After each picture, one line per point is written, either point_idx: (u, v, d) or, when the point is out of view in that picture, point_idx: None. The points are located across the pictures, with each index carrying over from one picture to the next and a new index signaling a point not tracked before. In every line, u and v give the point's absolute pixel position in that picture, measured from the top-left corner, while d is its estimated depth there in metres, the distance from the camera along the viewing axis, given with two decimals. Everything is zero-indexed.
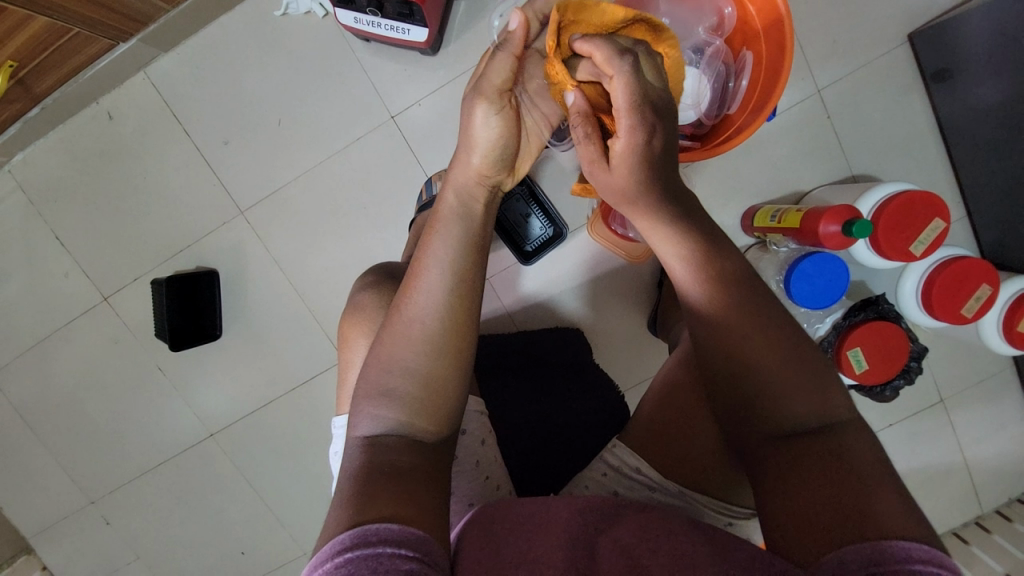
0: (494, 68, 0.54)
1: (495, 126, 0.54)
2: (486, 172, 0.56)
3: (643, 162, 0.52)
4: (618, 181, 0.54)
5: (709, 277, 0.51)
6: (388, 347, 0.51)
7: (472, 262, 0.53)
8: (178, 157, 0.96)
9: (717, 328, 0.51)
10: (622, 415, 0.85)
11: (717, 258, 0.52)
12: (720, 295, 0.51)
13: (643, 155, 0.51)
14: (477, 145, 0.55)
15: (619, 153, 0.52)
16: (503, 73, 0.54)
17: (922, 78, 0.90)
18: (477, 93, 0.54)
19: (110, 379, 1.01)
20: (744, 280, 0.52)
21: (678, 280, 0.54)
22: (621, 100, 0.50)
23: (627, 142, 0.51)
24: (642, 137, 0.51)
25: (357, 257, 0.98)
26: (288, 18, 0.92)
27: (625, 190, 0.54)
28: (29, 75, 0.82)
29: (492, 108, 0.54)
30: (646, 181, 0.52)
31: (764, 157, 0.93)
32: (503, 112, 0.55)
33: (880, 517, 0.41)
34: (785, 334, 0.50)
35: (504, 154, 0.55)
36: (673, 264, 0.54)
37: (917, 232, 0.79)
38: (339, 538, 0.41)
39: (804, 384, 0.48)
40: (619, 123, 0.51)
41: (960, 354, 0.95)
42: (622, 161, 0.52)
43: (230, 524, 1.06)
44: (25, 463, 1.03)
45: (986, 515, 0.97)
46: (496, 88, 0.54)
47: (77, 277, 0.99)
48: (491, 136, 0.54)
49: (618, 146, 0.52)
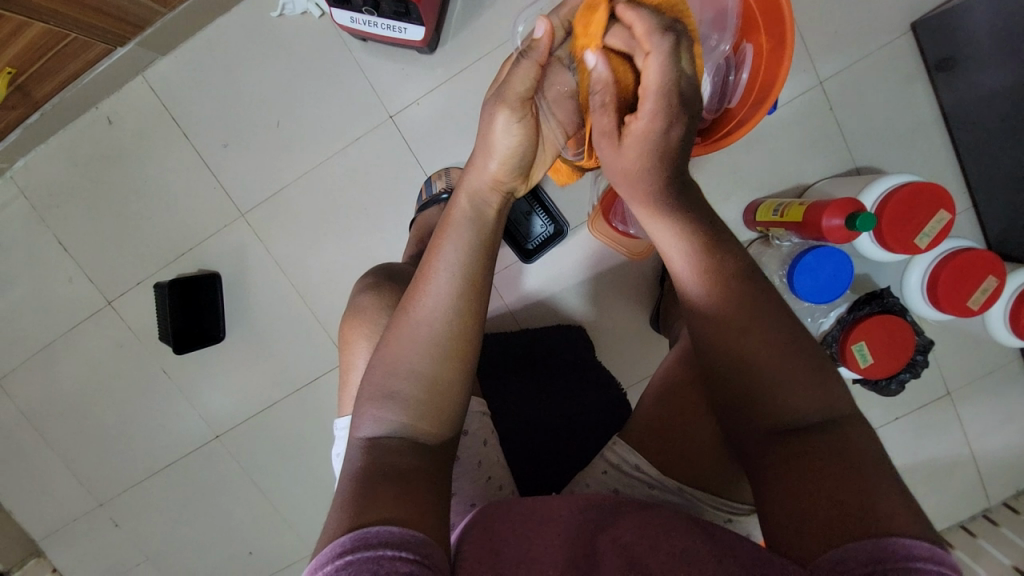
0: (517, 76, 0.52)
1: (516, 134, 0.54)
2: (502, 177, 0.56)
3: (659, 151, 0.49)
4: (624, 165, 0.51)
5: (727, 281, 0.51)
6: (393, 350, 0.51)
7: (481, 266, 0.53)
8: (178, 161, 0.96)
9: (721, 330, 0.50)
10: (622, 412, 0.85)
11: (733, 263, 0.51)
12: (727, 294, 0.50)
13: (660, 144, 0.49)
14: (496, 151, 0.54)
15: (636, 135, 0.49)
16: (527, 82, 0.52)
17: (926, 67, 0.89)
18: (500, 99, 0.53)
19: (115, 382, 1.02)
20: (759, 283, 0.51)
21: (681, 276, 0.53)
22: (653, 81, 0.46)
23: (647, 126, 0.48)
24: (665, 123, 0.48)
25: (358, 257, 0.98)
26: (285, 18, 0.92)
27: (630, 174, 0.51)
28: (27, 81, 0.82)
29: (514, 116, 0.53)
30: (655, 172, 0.51)
31: (766, 151, 0.92)
32: (524, 120, 0.54)
33: (885, 515, 0.40)
34: (795, 333, 0.49)
35: (521, 162, 0.55)
36: (670, 256, 0.54)
37: (922, 224, 0.78)
38: (339, 540, 0.41)
39: (813, 384, 0.48)
40: (644, 105, 0.47)
41: (966, 347, 0.94)
42: (636, 143, 0.49)
43: (236, 525, 1.06)
44: (33, 467, 1.04)
45: (994, 508, 0.97)
46: (519, 96, 0.53)
47: (80, 281, 0.99)
48: (511, 144, 0.54)
49: (636, 126, 0.48)
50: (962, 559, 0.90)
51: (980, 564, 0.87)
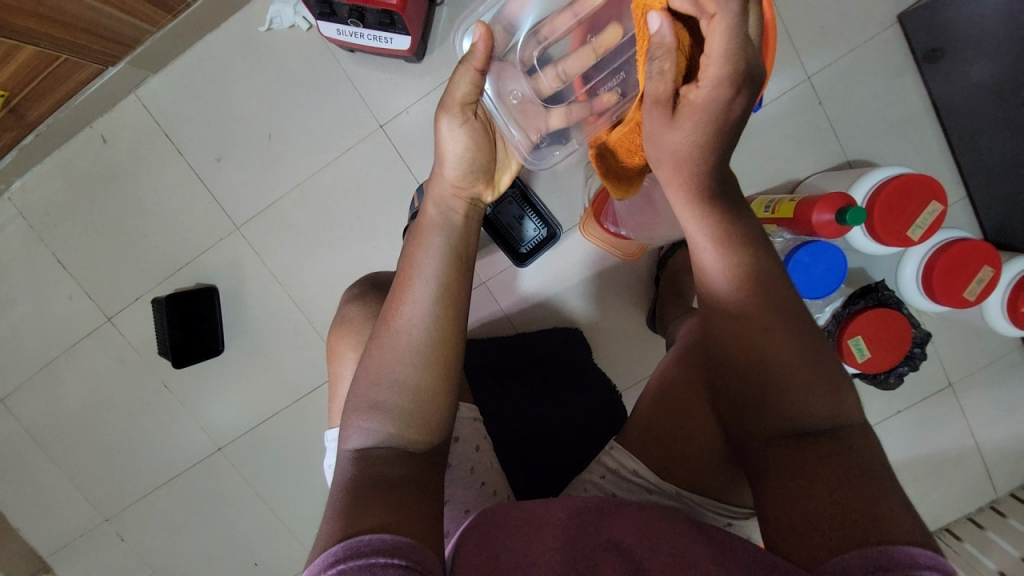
0: (455, 83, 0.55)
1: (461, 138, 0.56)
2: (462, 183, 0.57)
3: (720, 119, 0.50)
4: (676, 140, 0.52)
5: (742, 273, 0.50)
6: (376, 359, 0.51)
7: (458, 269, 0.53)
8: (173, 177, 0.97)
9: (727, 316, 0.51)
10: (619, 414, 0.86)
11: (752, 257, 0.51)
12: (743, 281, 0.50)
13: (721, 115, 0.50)
14: (448, 159, 0.56)
15: (697, 105, 0.50)
16: (465, 87, 0.54)
17: (914, 59, 0.88)
18: (441, 108, 0.55)
19: (117, 398, 1.03)
20: (762, 276, 0.50)
21: (702, 264, 0.53)
22: (717, 49, 0.47)
23: (709, 95, 0.49)
24: (730, 88, 0.49)
25: (353, 266, 0.98)
26: (272, 33, 0.93)
27: (686, 144, 0.52)
28: (21, 103, 0.83)
29: (455, 120, 0.55)
30: (707, 145, 0.52)
31: (756, 148, 0.92)
32: (468, 124, 0.56)
33: (886, 520, 0.40)
34: (788, 324, 0.49)
35: (474, 165, 0.57)
36: (699, 244, 0.53)
37: (915, 216, 0.78)
38: (332, 550, 0.41)
39: (812, 383, 0.47)
40: (710, 71, 0.48)
41: (966, 337, 0.93)
42: (696, 113, 0.50)
43: (241, 535, 1.07)
44: (38, 483, 1.05)
45: (1001, 499, 0.96)
46: (458, 102, 0.55)
47: (80, 298, 1.00)
48: (459, 148, 0.56)
49: (696, 96, 0.50)
50: (971, 552, 0.89)
51: (989, 556, 0.86)
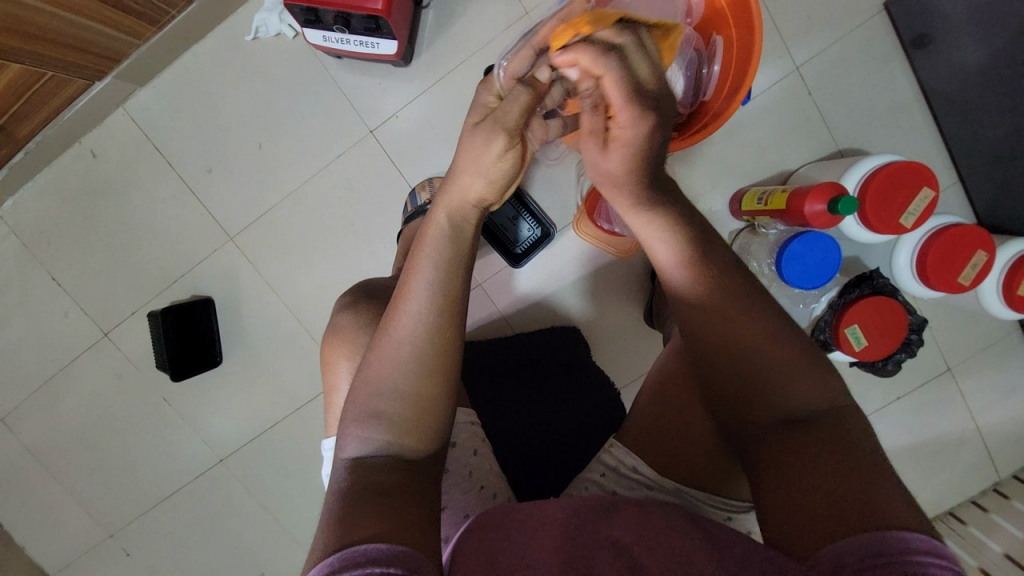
0: (511, 109, 0.49)
1: (510, 161, 0.51)
2: (489, 197, 0.53)
3: (637, 160, 0.48)
4: (610, 166, 0.49)
5: (699, 280, 0.50)
6: (375, 370, 0.51)
7: (457, 282, 0.52)
8: (165, 190, 0.97)
9: (702, 314, 0.50)
10: (618, 410, 0.86)
11: (710, 261, 0.50)
12: (709, 281, 0.49)
13: (645, 147, 0.47)
14: (485, 174, 0.51)
15: (619, 142, 0.47)
16: (519, 116, 0.49)
17: (901, 46, 0.88)
18: (491, 128, 0.49)
19: (118, 413, 1.03)
20: (730, 280, 0.50)
21: (659, 264, 0.53)
22: (618, 97, 0.44)
23: (626, 133, 0.46)
24: (641, 130, 0.46)
25: (348, 273, 0.98)
26: (259, 41, 0.93)
27: (614, 172, 0.50)
28: (9, 121, 0.83)
29: (510, 148, 0.50)
30: (635, 172, 0.49)
31: (747, 141, 0.92)
32: (517, 151, 0.51)
33: (880, 506, 0.40)
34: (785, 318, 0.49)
35: (507, 183, 0.53)
36: (654, 244, 0.52)
37: (907, 203, 0.78)
38: (327, 560, 0.41)
39: (802, 371, 0.48)
40: (621, 115, 0.45)
41: (963, 322, 0.94)
42: (619, 147, 0.47)
43: (247, 545, 1.07)
44: (41, 502, 1.05)
45: (1003, 482, 0.96)
46: (511, 127, 0.49)
47: (76, 315, 1.00)
48: (501, 171, 0.51)
49: (617, 133, 0.47)
50: (975, 536, 0.89)
51: (994, 539, 0.86)
